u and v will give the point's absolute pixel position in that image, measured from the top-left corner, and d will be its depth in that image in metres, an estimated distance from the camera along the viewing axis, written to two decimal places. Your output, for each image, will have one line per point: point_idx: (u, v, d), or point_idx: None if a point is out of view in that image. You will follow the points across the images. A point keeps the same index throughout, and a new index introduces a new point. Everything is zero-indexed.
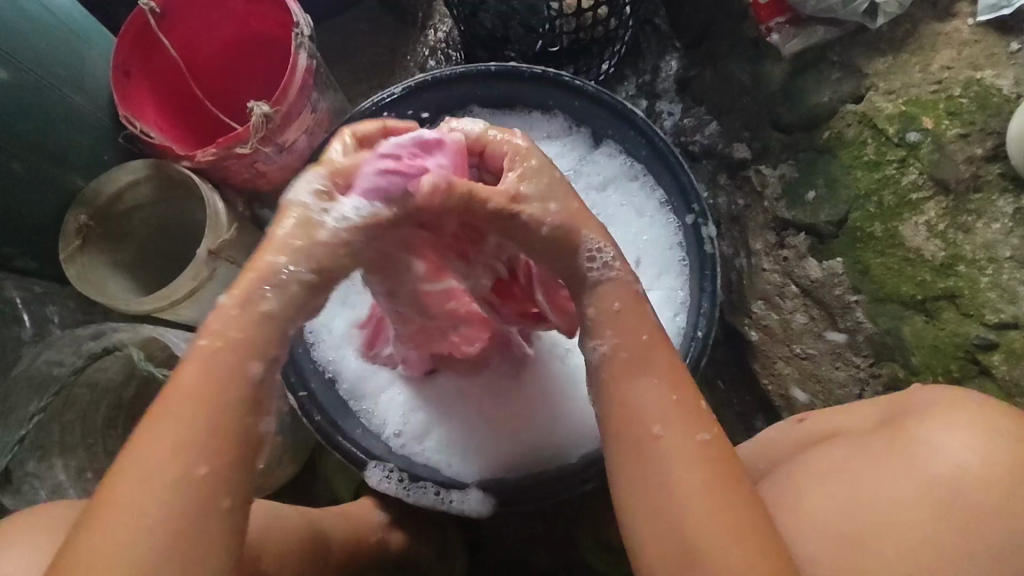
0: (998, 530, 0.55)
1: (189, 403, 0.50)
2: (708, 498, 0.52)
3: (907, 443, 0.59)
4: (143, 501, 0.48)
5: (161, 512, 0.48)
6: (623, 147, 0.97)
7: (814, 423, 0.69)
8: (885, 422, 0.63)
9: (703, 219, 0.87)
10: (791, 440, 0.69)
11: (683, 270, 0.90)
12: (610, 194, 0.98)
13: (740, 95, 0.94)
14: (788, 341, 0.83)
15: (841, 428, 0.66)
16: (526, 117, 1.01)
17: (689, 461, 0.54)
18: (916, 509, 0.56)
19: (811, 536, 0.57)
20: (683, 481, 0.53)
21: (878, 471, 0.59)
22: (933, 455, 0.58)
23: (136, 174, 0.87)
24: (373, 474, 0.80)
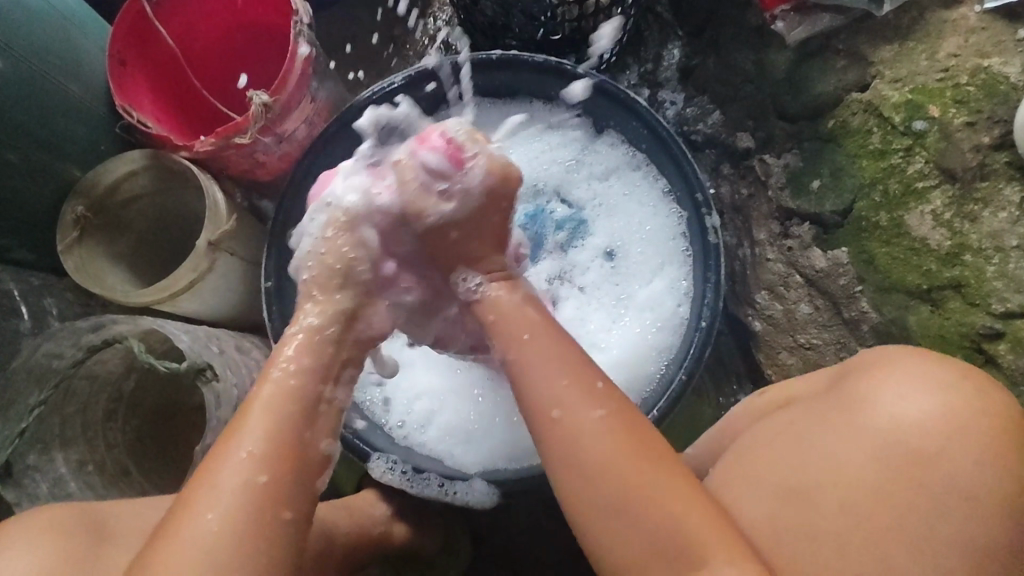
0: (948, 479, 0.54)
1: (282, 434, 0.59)
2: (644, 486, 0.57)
3: (853, 401, 0.59)
4: (220, 504, 0.54)
5: (227, 516, 0.54)
6: (624, 137, 0.96)
7: (774, 391, 0.68)
8: (834, 383, 0.63)
9: (708, 208, 0.86)
10: (750, 412, 0.68)
11: (686, 261, 0.89)
12: (612, 184, 0.97)
13: (743, 84, 0.93)
14: (792, 331, 0.83)
15: (796, 394, 0.66)
16: (528, 106, 1.00)
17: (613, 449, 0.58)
18: (865, 462, 0.56)
19: (760, 500, 0.58)
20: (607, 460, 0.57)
21: (826, 430, 0.58)
22: (878, 410, 0.57)
23: (133, 165, 0.86)
24: (377, 466, 0.79)
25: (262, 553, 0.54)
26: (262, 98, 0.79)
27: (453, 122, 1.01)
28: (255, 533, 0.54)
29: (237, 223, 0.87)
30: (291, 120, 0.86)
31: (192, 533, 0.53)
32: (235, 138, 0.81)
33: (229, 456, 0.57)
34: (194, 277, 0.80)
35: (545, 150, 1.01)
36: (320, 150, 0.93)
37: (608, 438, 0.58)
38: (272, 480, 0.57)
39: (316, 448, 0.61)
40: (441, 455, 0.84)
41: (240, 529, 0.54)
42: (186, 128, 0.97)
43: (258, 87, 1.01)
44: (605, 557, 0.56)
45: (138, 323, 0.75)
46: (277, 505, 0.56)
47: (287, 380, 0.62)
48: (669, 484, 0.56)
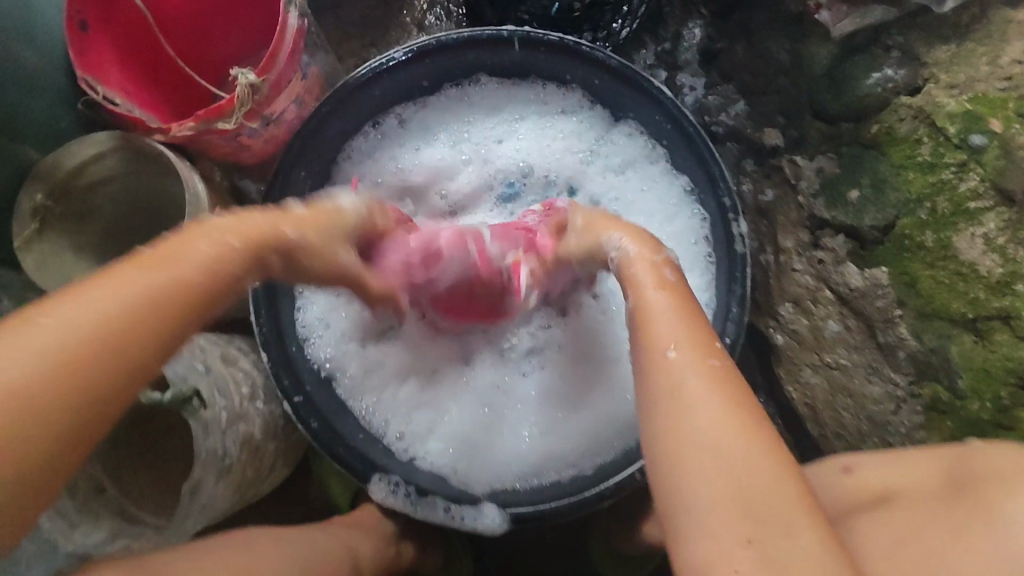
0: None
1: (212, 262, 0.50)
2: (737, 432, 0.49)
3: (983, 513, 0.57)
4: (123, 288, 0.45)
5: (75, 315, 0.43)
6: (643, 128, 0.88)
7: (862, 473, 0.66)
8: (950, 482, 0.61)
9: (736, 213, 0.80)
10: (841, 493, 0.65)
11: (708, 268, 0.83)
12: (628, 178, 0.91)
13: (775, 75, 0.86)
14: (818, 350, 0.79)
15: (895, 484, 0.64)
16: (540, 89, 0.91)
17: (723, 407, 0.51)
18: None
19: None
20: (715, 416, 0.50)
21: (952, 540, 0.57)
22: (1009, 524, 0.56)
23: (99, 148, 0.76)
24: (378, 488, 0.76)
25: (87, 376, 0.42)
26: (248, 78, 0.69)
27: (456, 103, 0.92)
28: (95, 349, 0.43)
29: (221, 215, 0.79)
30: (280, 101, 0.76)
31: (86, 301, 0.44)
32: (218, 123, 0.71)
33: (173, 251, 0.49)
34: None
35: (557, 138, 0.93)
36: (310, 132, 0.84)
37: (684, 374, 0.53)
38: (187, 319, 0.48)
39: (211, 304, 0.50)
40: (446, 475, 0.79)
41: (98, 334, 0.43)
42: (158, 101, 0.86)
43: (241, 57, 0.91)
44: (711, 465, 0.48)
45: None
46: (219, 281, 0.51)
47: (222, 236, 0.52)
48: (750, 442, 0.49)
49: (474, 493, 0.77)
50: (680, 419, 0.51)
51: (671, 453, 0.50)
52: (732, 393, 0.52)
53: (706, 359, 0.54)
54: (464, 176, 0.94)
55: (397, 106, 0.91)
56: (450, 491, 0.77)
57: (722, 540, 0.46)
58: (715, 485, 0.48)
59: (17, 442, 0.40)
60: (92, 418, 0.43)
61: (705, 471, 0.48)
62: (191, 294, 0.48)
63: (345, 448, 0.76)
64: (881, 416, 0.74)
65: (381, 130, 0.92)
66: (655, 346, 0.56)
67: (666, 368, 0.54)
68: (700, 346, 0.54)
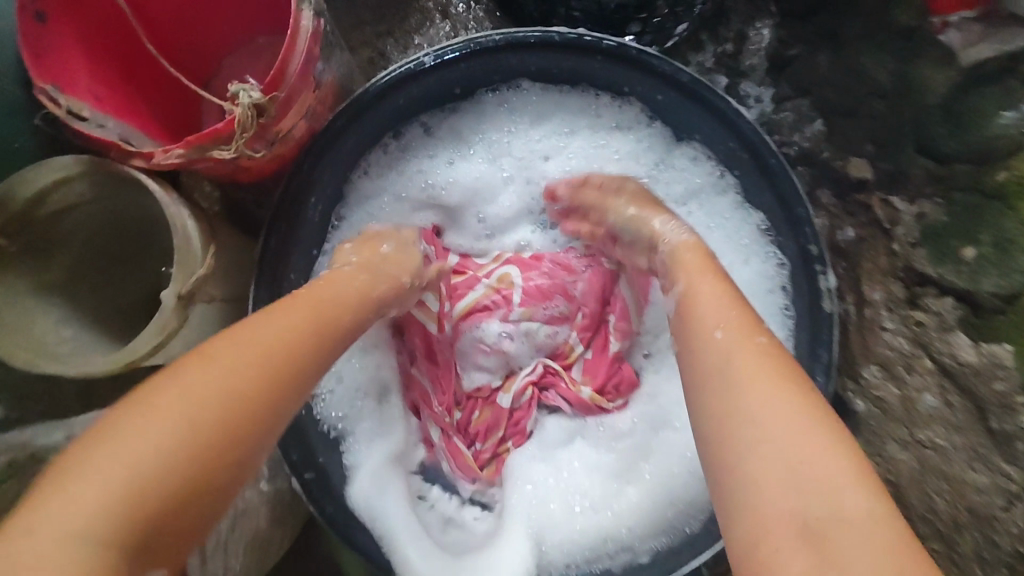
0: None
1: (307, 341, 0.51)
2: (770, 388, 0.47)
3: None
4: (239, 364, 0.45)
5: (182, 417, 0.41)
6: (711, 152, 0.76)
7: None
8: None
9: (822, 265, 0.69)
10: None
11: (785, 323, 0.72)
12: (692, 210, 0.79)
13: (869, 97, 0.73)
14: (909, 424, 0.70)
15: None
16: (591, 99, 0.78)
17: (755, 373, 0.48)
18: None
19: None
20: (746, 383, 0.47)
21: None
22: None
23: (66, 173, 0.62)
24: None
25: (254, 419, 0.44)
26: (253, 96, 0.55)
27: (493, 112, 0.79)
28: (252, 404, 0.44)
29: (216, 254, 0.65)
30: (289, 119, 0.62)
31: (218, 354, 0.45)
32: (214, 151, 0.58)
33: (238, 339, 0.47)
34: (159, 341, 0.60)
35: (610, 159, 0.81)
36: (321, 151, 0.70)
37: (729, 352, 0.49)
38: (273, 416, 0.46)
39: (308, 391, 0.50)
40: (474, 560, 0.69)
41: (199, 421, 0.42)
42: (140, 107, 0.71)
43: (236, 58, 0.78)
44: (750, 429, 0.45)
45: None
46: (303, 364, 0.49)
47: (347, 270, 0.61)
48: (803, 405, 0.46)
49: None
50: (727, 389, 0.48)
51: (719, 428, 0.47)
52: (774, 363, 0.48)
53: (753, 336, 0.50)
54: (504, 196, 0.82)
55: (422, 114, 0.77)
56: None
57: (794, 508, 0.41)
58: (761, 448, 0.44)
59: (166, 496, 0.39)
60: (216, 497, 0.42)
61: (753, 437, 0.45)
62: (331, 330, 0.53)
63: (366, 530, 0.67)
64: (985, 510, 0.62)
65: (405, 141, 0.78)
66: (701, 328, 0.53)
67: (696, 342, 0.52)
68: (747, 324, 0.51)
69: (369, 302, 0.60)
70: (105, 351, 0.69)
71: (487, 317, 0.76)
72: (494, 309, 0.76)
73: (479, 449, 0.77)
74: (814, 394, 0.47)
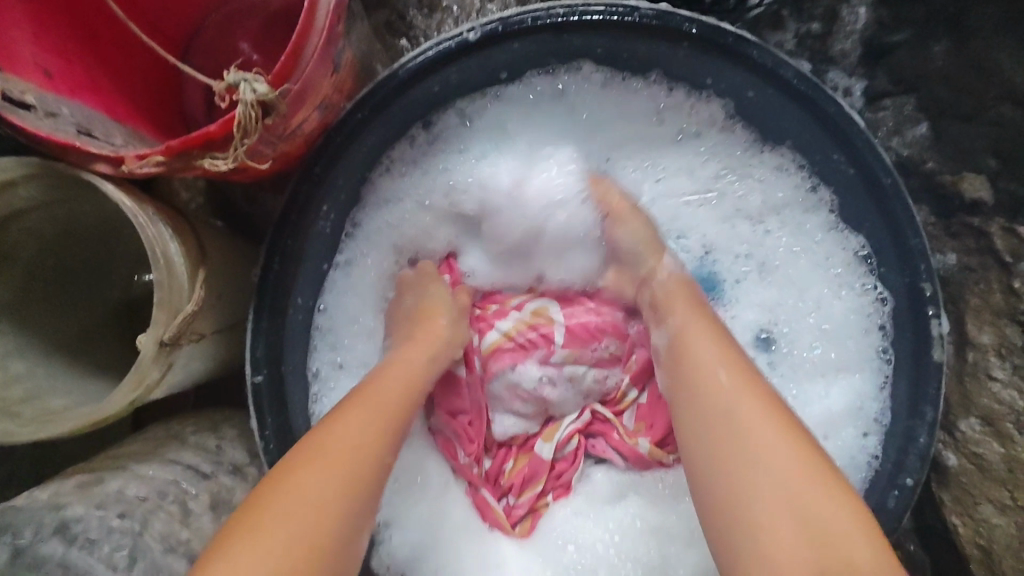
0: None
1: (376, 450, 0.46)
2: (774, 445, 0.42)
3: None
4: (307, 496, 0.41)
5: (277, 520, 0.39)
6: (802, 162, 0.63)
7: None
8: None
9: (934, 308, 0.57)
10: None
11: (881, 370, 0.61)
12: (773, 229, 0.66)
13: (994, 100, 0.60)
14: (1011, 486, 0.60)
15: None
16: (662, 92, 0.64)
17: (760, 423, 0.44)
18: None
19: None
20: (753, 441, 0.43)
21: None
22: None
23: (7, 175, 0.47)
24: None
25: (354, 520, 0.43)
26: (258, 90, 0.42)
27: (541, 101, 0.65)
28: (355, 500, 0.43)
29: (206, 280, 0.52)
30: (300, 116, 0.49)
31: (318, 458, 0.43)
32: (204, 160, 0.44)
33: (309, 468, 0.43)
34: (137, 397, 0.48)
35: (674, 169, 0.67)
36: (337, 149, 0.57)
37: (730, 388, 0.46)
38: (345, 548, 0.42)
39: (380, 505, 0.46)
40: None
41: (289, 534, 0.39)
42: (101, 80, 0.56)
43: (233, 30, 0.64)
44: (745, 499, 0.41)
45: (42, 519, 0.44)
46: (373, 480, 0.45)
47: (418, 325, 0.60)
48: (805, 460, 0.42)
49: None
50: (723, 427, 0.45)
51: (720, 472, 0.43)
52: (765, 402, 0.45)
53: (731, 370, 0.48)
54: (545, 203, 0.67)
55: (459, 99, 0.63)
56: None
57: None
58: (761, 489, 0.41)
59: None
60: None
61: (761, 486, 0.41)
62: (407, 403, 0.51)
63: None
64: None
65: (436, 133, 0.64)
66: (700, 366, 0.49)
67: (694, 387, 0.48)
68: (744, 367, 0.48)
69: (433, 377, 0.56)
70: (71, 394, 0.55)
71: (522, 360, 0.65)
72: (530, 348, 0.65)
73: (512, 504, 0.65)
74: (810, 439, 0.44)
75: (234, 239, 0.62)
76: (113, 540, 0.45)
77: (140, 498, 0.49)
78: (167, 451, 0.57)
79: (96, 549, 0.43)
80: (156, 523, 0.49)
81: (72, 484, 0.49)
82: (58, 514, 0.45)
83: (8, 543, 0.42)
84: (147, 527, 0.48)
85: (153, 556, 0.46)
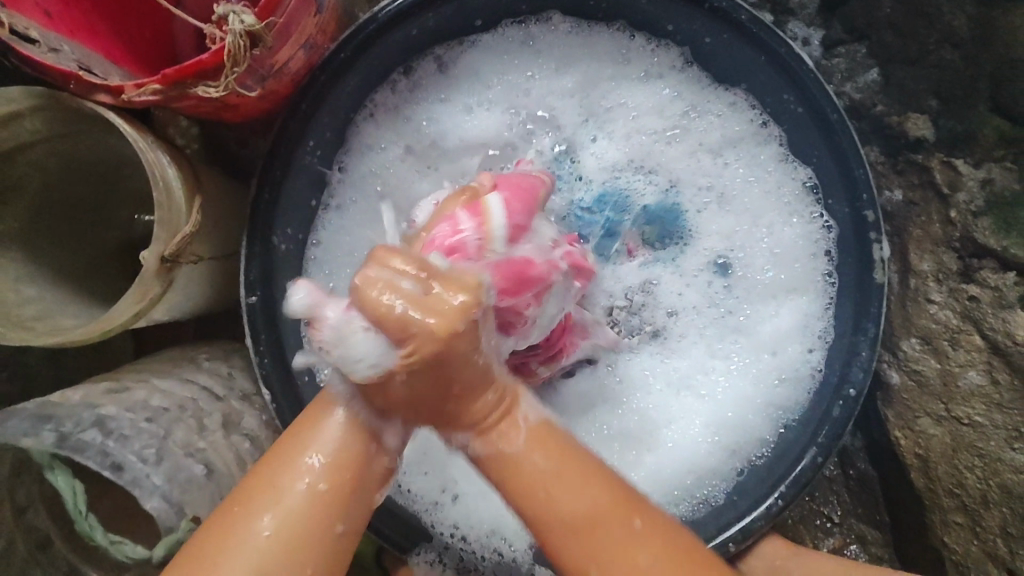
0: None
1: (347, 461, 0.44)
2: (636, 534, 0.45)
3: None
4: (264, 530, 0.42)
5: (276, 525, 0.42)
6: (757, 102, 0.67)
7: None
8: None
9: (877, 233, 0.64)
10: None
11: (827, 291, 0.67)
12: (730, 164, 0.70)
13: (936, 44, 0.65)
14: (945, 399, 0.67)
15: None
16: (625, 40, 0.68)
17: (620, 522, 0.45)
18: None
19: None
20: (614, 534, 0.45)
21: None
22: None
23: (14, 106, 0.51)
24: (419, 561, 0.66)
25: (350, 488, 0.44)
26: (246, 22, 0.46)
27: (512, 47, 0.68)
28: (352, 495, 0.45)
29: (202, 208, 0.57)
30: (286, 51, 0.52)
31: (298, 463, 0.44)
32: (198, 88, 0.49)
33: (254, 511, 0.42)
34: (141, 309, 0.52)
35: (628, 112, 0.70)
36: (321, 90, 0.61)
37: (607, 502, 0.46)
38: (332, 536, 0.44)
39: (387, 465, 0.47)
40: (482, 532, 0.67)
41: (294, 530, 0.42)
42: (96, 23, 0.60)
43: None
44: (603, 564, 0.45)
45: (80, 414, 0.50)
46: (351, 464, 0.44)
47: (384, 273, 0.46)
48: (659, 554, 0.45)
49: (513, 556, 0.67)
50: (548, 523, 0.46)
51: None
52: (579, 466, 0.47)
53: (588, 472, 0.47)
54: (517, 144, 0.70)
55: (437, 45, 0.66)
56: (493, 552, 0.67)
57: None
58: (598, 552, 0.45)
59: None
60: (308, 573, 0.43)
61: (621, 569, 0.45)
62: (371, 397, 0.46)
63: (373, 510, 0.64)
64: (1018, 489, 0.63)
65: (415, 79, 0.67)
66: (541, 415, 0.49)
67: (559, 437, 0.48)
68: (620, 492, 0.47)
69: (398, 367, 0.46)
70: (77, 314, 0.59)
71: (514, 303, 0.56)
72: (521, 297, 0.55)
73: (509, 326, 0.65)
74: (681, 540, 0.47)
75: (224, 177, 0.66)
76: (143, 439, 0.50)
77: (164, 408, 0.56)
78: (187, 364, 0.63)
79: (128, 443, 0.49)
80: (178, 431, 0.54)
81: (102, 389, 0.55)
82: (93, 411, 0.50)
83: (53, 429, 0.47)
84: (171, 434, 0.53)
85: (176, 457, 0.51)
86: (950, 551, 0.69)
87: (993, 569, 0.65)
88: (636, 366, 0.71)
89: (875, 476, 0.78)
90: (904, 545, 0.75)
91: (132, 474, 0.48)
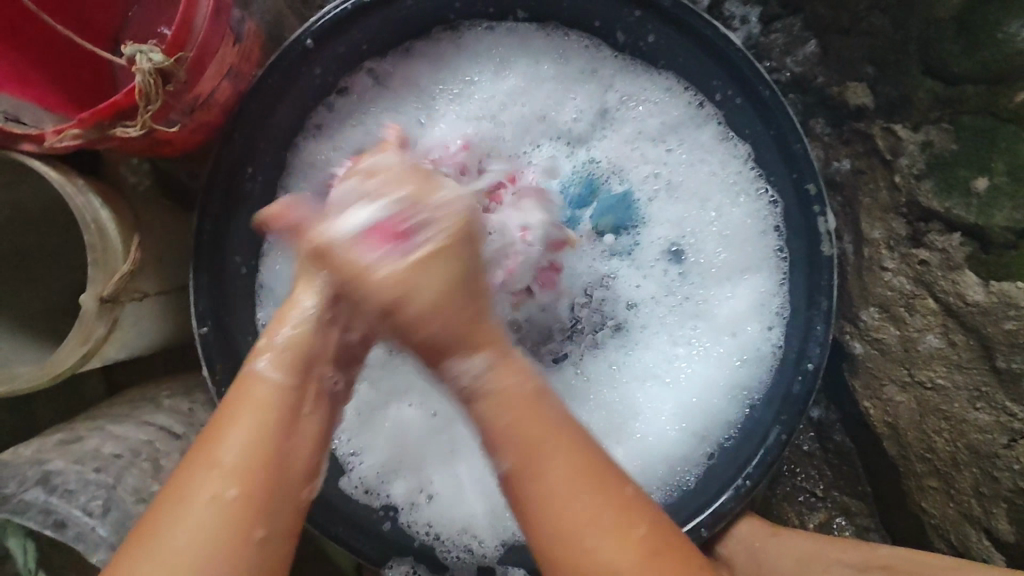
0: None
1: (267, 441, 0.46)
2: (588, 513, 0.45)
3: None
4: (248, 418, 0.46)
5: (234, 487, 0.44)
6: (691, 83, 0.67)
7: None
8: None
9: (821, 206, 0.63)
10: None
11: (779, 266, 0.67)
12: (670, 148, 0.70)
13: (866, 9, 0.63)
14: (907, 364, 0.67)
15: None
16: (554, 38, 0.69)
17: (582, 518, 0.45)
18: None
19: None
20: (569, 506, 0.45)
21: None
22: None
23: None
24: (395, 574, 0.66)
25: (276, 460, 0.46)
26: (155, 59, 0.47)
27: (444, 50, 0.69)
28: (265, 469, 0.45)
29: (142, 244, 0.57)
30: (207, 79, 0.53)
31: (216, 455, 0.44)
32: (117, 129, 0.49)
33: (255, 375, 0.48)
34: (87, 351, 0.53)
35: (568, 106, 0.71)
36: (254, 117, 0.61)
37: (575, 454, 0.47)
38: (248, 538, 0.43)
39: (307, 465, 0.48)
40: (453, 531, 0.67)
41: (215, 536, 0.42)
42: (30, 73, 0.61)
43: (151, 18, 0.67)
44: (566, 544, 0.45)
45: (26, 473, 0.51)
46: (309, 381, 0.49)
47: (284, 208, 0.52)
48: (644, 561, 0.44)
49: (484, 553, 0.67)
50: (536, 463, 0.47)
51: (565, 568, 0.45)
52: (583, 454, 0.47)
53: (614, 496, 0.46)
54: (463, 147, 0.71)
55: (369, 59, 0.67)
56: (466, 554, 0.67)
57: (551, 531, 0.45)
58: (512, 400, 0.48)
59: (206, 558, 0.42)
60: (281, 507, 0.45)
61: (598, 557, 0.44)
62: (275, 437, 0.46)
63: (344, 526, 0.66)
64: (985, 448, 0.62)
65: (353, 94, 0.67)
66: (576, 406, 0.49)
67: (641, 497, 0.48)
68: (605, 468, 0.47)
69: (298, 411, 0.48)
70: (34, 358, 0.60)
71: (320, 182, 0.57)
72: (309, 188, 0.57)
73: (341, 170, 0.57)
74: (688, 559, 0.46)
75: (171, 211, 0.67)
76: (90, 491, 0.51)
77: (116, 455, 0.57)
78: (142, 410, 0.63)
79: (74, 498, 0.50)
80: (132, 475, 0.55)
81: (53, 442, 0.57)
82: (39, 468, 0.52)
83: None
84: (121, 482, 0.54)
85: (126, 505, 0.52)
86: (928, 516, 0.69)
87: (970, 530, 0.65)
88: (600, 363, 0.71)
89: (852, 446, 0.77)
90: (888, 514, 0.75)
91: (78, 530, 0.49)
